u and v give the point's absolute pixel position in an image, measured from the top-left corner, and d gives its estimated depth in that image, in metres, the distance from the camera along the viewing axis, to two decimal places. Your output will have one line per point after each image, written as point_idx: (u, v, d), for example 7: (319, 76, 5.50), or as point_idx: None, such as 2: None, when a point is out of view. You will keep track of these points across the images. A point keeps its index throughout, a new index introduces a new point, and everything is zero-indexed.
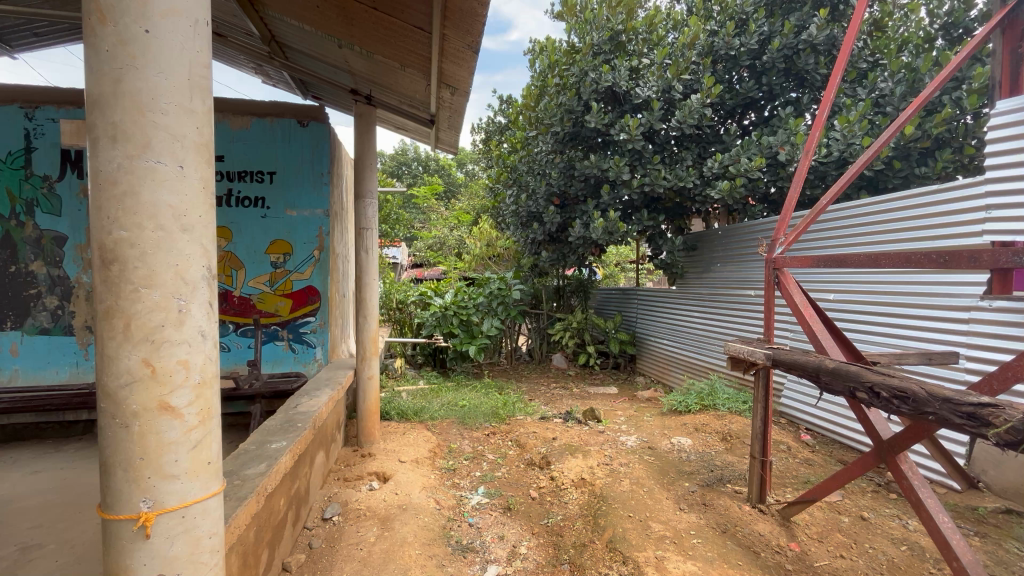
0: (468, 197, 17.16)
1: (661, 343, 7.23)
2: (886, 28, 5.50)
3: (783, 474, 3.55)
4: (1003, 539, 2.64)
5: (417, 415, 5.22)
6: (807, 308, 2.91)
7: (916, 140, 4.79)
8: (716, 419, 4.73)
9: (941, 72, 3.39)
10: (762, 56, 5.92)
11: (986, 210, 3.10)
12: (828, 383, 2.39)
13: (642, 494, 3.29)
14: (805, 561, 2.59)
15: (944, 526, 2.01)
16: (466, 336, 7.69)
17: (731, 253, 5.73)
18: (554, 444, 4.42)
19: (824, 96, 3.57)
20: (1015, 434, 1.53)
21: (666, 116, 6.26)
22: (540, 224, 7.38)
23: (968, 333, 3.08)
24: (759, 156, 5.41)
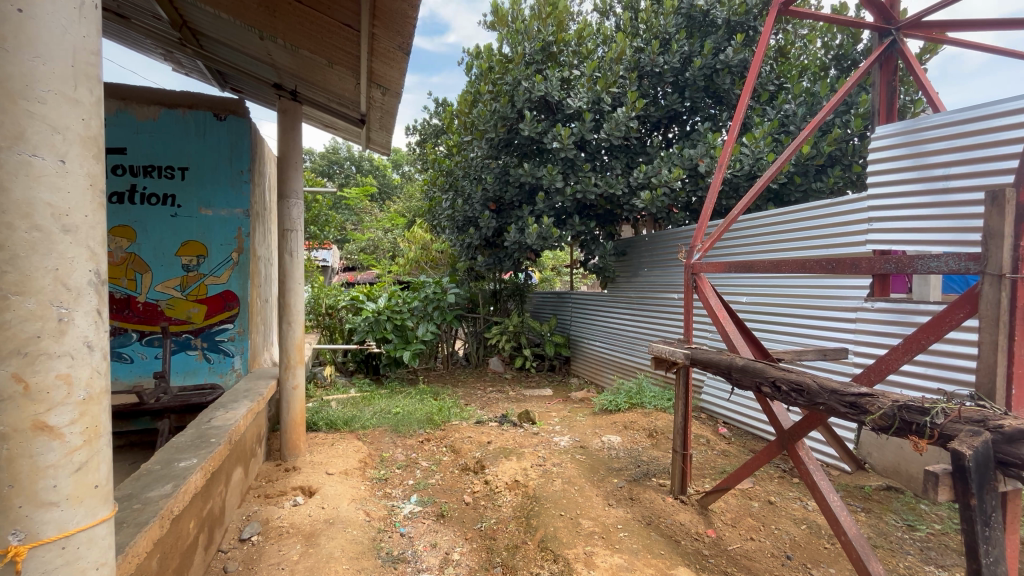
0: (403, 199, 16.84)
1: (593, 344, 7.49)
2: (789, 56, 6.06)
3: (702, 466, 3.80)
4: (884, 512, 2.98)
5: (348, 425, 5.03)
6: (721, 310, 3.13)
7: (813, 157, 5.33)
8: (643, 417, 4.96)
9: (833, 98, 3.78)
10: (683, 74, 6.33)
11: (868, 221, 3.50)
12: (738, 379, 2.60)
13: (573, 493, 3.38)
14: (720, 546, 2.78)
15: (834, 504, 2.23)
16: (400, 342, 7.52)
17: (657, 258, 6.04)
18: (489, 447, 4.42)
19: (735, 114, 3.84)
20: (886, 419, 1.74)
21: (596, 126, 6.50)
22: (475, 228, 7.40)
23: (854, 331, 3.47)
24: (679, 167, 5.78)
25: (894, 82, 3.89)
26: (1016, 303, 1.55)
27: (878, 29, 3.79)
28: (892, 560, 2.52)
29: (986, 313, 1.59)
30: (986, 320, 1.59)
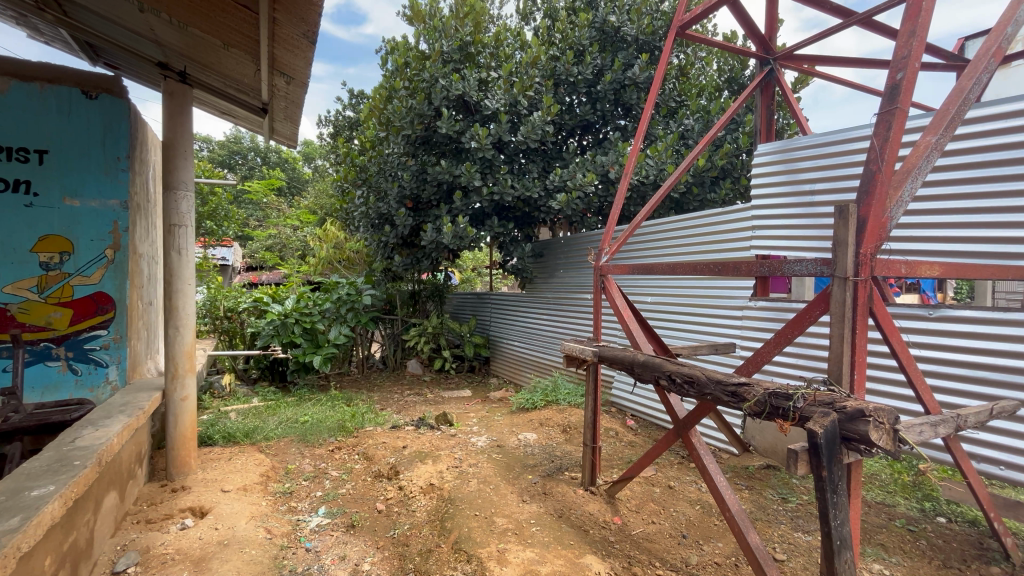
0: (315, 195, 15.97)
1: (512, 344, 7.60)
2: (690, 75, 6.58)
3: (610, 457, 4.01)
4: (763, 488, 3.35)
5: (248, 437, 4.67)
6: (626, 310, 3.32)
7: (708, 170, 5.84)
8: (557, 413, 5.13)
9: (723, 117, 4.16)
10: (596, 85, 6.65)
11: (752, 228, 3.88)
12: (640, 373, 2.78)
13: (488, 492, 3.41)
14: (624, 531, 2.95)
15: (721, 485, 2.46)
16: (310, 346, 7.10)
17: (572, 259, 6.28)
18: (404, 452, 4.33)
19: (639, 127, 4.09)
20: (759, 406, 1.97)
21: (514, 129, 6.61)
22: (391, 227, 7.18)
23: (740, 327, 3.85)
24: (591, 172, 6.06)
25: (772, 106, 4.38)
26: (857, 300, 1.82)
27: (759, 58, 4.25)
28: (768, 530, 2.83)
29: (835, 310, 1.84)
30: (835, 317, 1.84)
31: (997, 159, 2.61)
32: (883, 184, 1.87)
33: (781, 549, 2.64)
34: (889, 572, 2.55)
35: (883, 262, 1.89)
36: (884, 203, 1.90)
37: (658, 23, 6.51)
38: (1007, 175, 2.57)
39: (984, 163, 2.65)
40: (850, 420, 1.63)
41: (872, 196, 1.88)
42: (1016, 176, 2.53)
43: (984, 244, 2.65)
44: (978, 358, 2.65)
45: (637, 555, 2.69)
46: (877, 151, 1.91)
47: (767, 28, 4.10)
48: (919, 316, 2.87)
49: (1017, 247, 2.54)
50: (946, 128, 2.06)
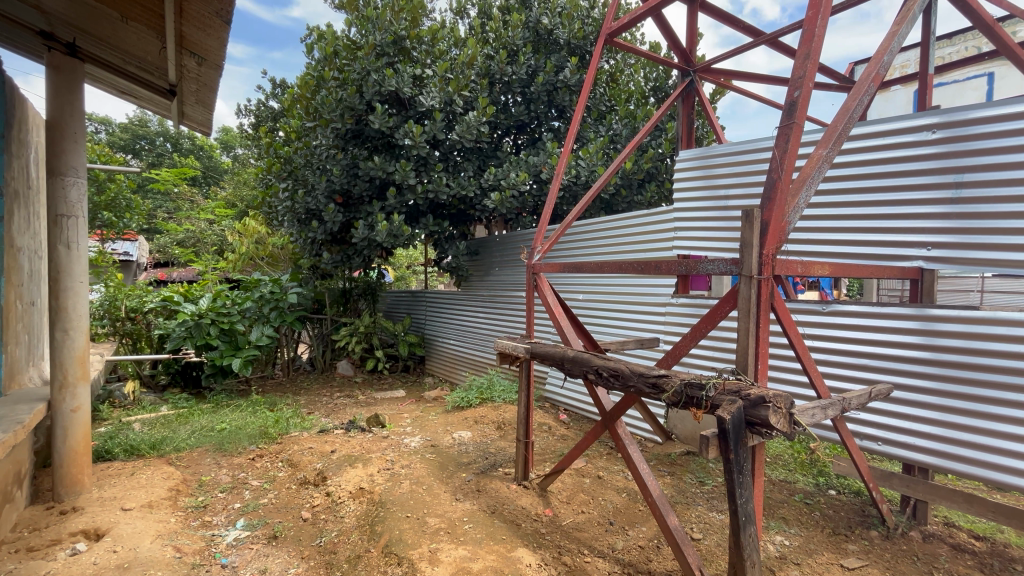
0: (234, 185, 14.89)
1: (448, 342, 7.55)
2: (619, 81, 6.85)
3: (543, 451, 4.10)
4: (683, 473, 3.58)
5: (155, 449, 4.28)
6: (558, 307, 3.40)
7: (635, 173, 6.13)
8: (492, 411, 5.17)
9: (648, 123, 4.35)
10: (530, 86, 6.74)
11: (673, 230, 4.13)
12: (570, 369, 2.87)
13: (421, 492, 3.37)
14: (555, 522, 3.04)
15: (644, 472, 2.59)
16: (228, 348, 6.62)
17: (506, 258, 6.33)
18: (332, 457, 4.15)
19: (571, 128, 4.19)
20: (677, 396, 2.10)
21: (448, 127, 6.55)
22: (319, 222, 6.85)
23: (663, 322, 4.08)
24: (525, 172, 6.15)
25: (692, 116, 4.67)
26: (761, 297, 1.99)
27: (680, 69, 4.50)
28: (687, 512, 3.03)
29: (742, 306, 2.01)
30: (742, 313, 2.00)
31: (878, 172, 2.94)
32: (784, 192, 2.05)
33: (697, 529, 2.84)
34: (788, 542, 2.83)
35: (783, 263, 2.08)
36: (784, 208, 2.09)
37: (588, 29, 6.72)
38: (883, 186, 2.92)
39: (865, 174, 2.99)
40: (753, 406, 1.79)
41: (774, 202, 2.06)
42: (889, 186, 2.89)
43: (865, 246, 3.01)
44: (861, 347, 3.00)
45: (567, 545, 2.77)
46: (778, 161, 2.09)
47: (688, 42, 4.36)
48: (813, 310, 3.20)
49: (890, 248, 2.90)
50: (835, 143, 2.30)
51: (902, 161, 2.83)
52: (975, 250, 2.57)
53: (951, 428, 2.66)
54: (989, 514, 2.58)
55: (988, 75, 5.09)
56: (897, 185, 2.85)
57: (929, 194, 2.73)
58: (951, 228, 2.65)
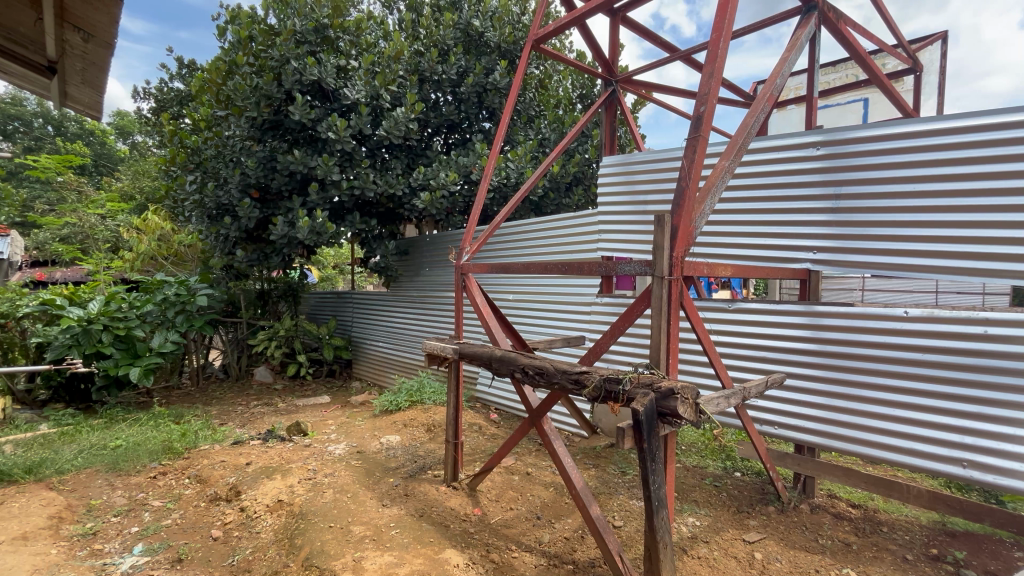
0: (131, 175, 13.45)
1: (376, 344, 7.33)
2: (548, 87, 7.03)
3: (473, 451, 4.11)
4: (607, 464, 3.76)
5: (32, 473, 3.78)
6: (486, 308, 3.42)
7: (564, 177, 6.32)
8: (422, 413, 5.09)
9: (573, 129, 4.49)
10: (459, 86, 6.73)
11: (598, 231, 4.31)
12: (497, 368, 2.91)
13: (345, 501, 3.25)
14: (483, 521, 3.06)
15: (568, 465, 2.68)
16: (124, 357, 5.94)
17: (436, 258, 6.26)
18: (247, 470, 3.89)
19: (499, 130, 4.23)
20: (597, 391, 2.20)
21: (374, 123, 6.36)
22: (233, 219, 6.38)
23: (589, 320, 4.25)
24: (454, 172, 6.13)
25: (615, 124, 4.90)
26: (671, 296, 2.14)
27: (604, 78, 4.71)
28: (609, 501, 3.19)
29: (655, 304, 2.15)
30: (656, 311, 2.14)
31: (772, 183, 3.26)
32: (690, 199, 2.22)
33: (618, 517, 2.98)
34: (698, 522, 3.06)
35: (691, 264, 2.25)
36: (691, 213, 2.25)
37: (518, 34, 6.83)
38: (777, 196, 3.24)
39: (762, 184, 3.30)
40: (664, 397, 1.92)
41: (682, 207, 2.22)
42: (782, 195, 3.21)
43: (763, 249, 3.33)
44: (760, 341, 3.32)
45: (494, 543, 2.80)
46: (686, 170, 2.25)
47: (611, 53, 4.57)
48: (720, 308, 3.49)
49: (784, 251, 3.22)
50: (736, 155, 2.51)
51: (793, 174, 3.17)
52: (851, 254, 2.94)
53: (833, 411, 3.02)
54: (863, 484, 2.96)
55: (863, 100, 5.80)
56: (789, 194, 3.18)
57: (814, 203, 3.08)
58: (832, 234, 3.00)
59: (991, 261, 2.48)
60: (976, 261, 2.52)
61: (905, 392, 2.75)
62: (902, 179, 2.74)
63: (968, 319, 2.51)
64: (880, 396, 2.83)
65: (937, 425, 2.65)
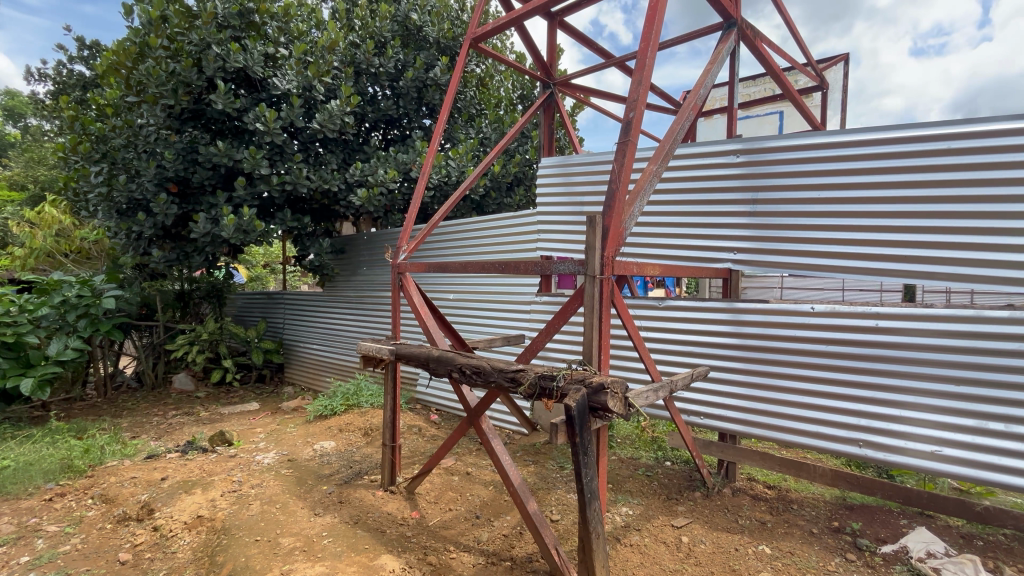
0: (22, 163, 11.99)
1: (310, 347, 7.01)
2: (489, 86, 7.04)
3: (412, 454, 4.04)
4: (546, 460, 3.83)
5: None
6: (424, 307, 3.37)
7: (505, 176, 6.36)
8: (359, 417, 4.93)
9: (512, 129, 4.51)
10: (398, 81, 6.58)
11: (537, 231, 4.37)
12: (435, 368, 2.88)
13: (273, 513, 3.10)
14: (421, 524, 3.02)
15: (506, 462, 2.70)
16: (13, 367, 5.29)
17: (374, 257, 6.08)
18: (162, 485, 3.59)
19: (437, 127, 4.18)
20: (532, 388, 2.23)
21: (307, 115, 6.08)
22: (146, 214, 5.86)
23: (529, 319, 4.30)
24: (393, 169, 5.98)
25: (553, 126, 4.99)
26: (602, 295, 2.22)
27: (542, 81, 4.78)
28: (547, 496, 3.25)
29: (587, 303, 2.22)
30: (588, 309, 2.21)
31: (697, 188, 3.46)
32: (621, 201, 2.30)
33: (556, 511, 3.05)
34: (631, 511, 3.20)
35: (621, 264, 2.34)
36: (621, 215, 2.34)
37: (457, 30, 6.79)
38: (702, 199, 3.44)
39: (688, 188, 3.50)
40: (595, 392, 1.98)
41: (613, 209, 2.31)
42: (706, 199, 3.41)
43: (689, 250, 3.52)
44: (687, 337, 3.50)
45: (432, 545, 2.77)
46: (617, 173, 2.33)
47: (549, 57, 4.65)
48: (651, 306, 3.65)
49: (708, 252, 3.43)
50: (663, 160, 2.64)
51: (716, 179, 3.37)
52: (766, 255, 3.18)
53: (751, 400, 3.25)
54: (777, 466, 3.21)
55: (779, 113, 6.30)
56: (712, 198, 3.39)
57: (734, 208, 3.30)
58: (750, 236, 3.23)
59: (881, 262, 2.79)
60: (870, 261, 2.82)
61: (812, 381, 3.02)
62: (808, 186, 3.00)
63: (864, 313, 2.80)
64: (791, 385, 3.09)
65: (838, 410, 2.94)
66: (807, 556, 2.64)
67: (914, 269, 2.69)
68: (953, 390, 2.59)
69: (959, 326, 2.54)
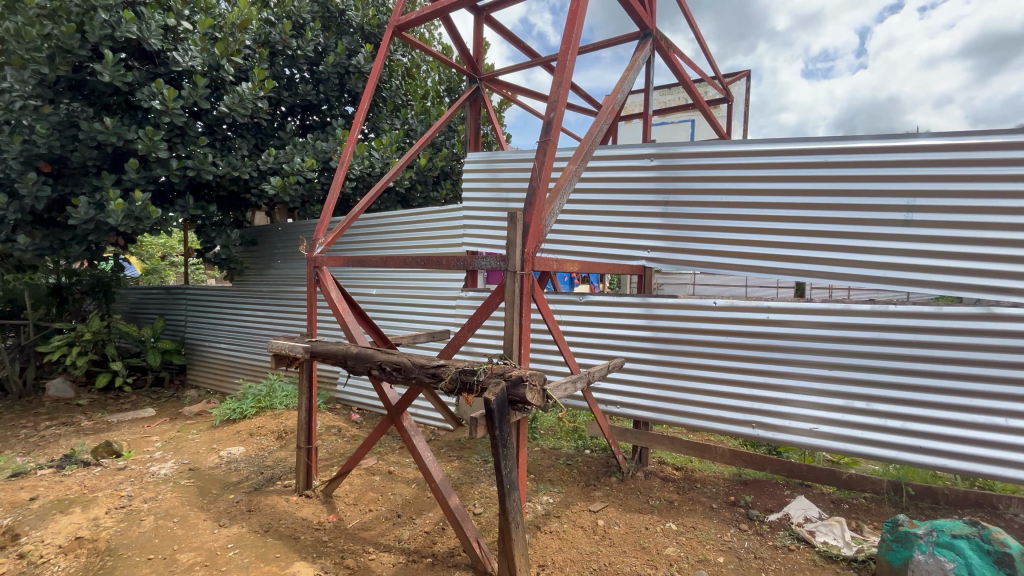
0: None
1: (217, 346, 6.46)
2: (415, 77, 6.89)
3: (330, 456, 3.88)
4: (470, 455, 3.85)
5: None
6: (342, 302, 3.23)
7: (431, 170, 6.26)
8: (271, 420, 4.64)
9: (438, 122, 4.44)
10: (318, 66, 6.24)
11: (462, 227, 4.36)
12: (353, 366, 2.78)
13: (170, 528, 2.85)
14: (339, 527, 2.91)
15: (428, 458, 2.66)
16: None
17: (289, 249, 5.72)
18: (31, 506, 3.15)
19: (358, 116, 4.02)
20: (453, 383, 2.23)
21: (214, 96, 5.58)
22: (10, 196, 5.06)
23: (454, 314, 4.28)
24: (312, 158, 5.66)
25: (479, 122, 4.99)
26: (523, 289, 2.27)
27: (468, 75, 4.75)
28: (472, 490, 3.27)
29: (509, 298, 2.25)
30: (509, 304, 2.24)
31: (616, 188, 3.62)
32: (541, 199, 2.36)
33: (479, 504, 3.08)
34: (552, 500, 3.31)
35: (541, 260, 2.39)
36: (542, 212, 2.40)
37: (383, 17, 6.56)
38: (621, 199, 3.61)
39: (607, 188, 3.66)
40: (514, 385, 2.02)
41: (534, 206, 2.36)
42: (623, 199, 3.59)
43: (608, 248, 3.69)
44: (606, 331, 3.67)
45: (350, 547, 2.68)
46: (538, 171, 2.38)
47: (475, 52, 4.64)
48: (572, 301, 3.78)
49: (625, 249, 3.61)
50: (582, 160, 2.73)
51: (632, 181, 3.56)
52: (677, 253, 3.41)
53: (662, 389, 3.48)
54: (684, 449, 3.46)
55: (690, 121, 6.76)
56: (629, 199, 3.57)
57: (649, 209, 3.51)
58: (663, 236, 3.45)
59: (772, 261, 3.11)
60: (765, 261, 3.12)
61: (714, 369, 3.30)
62: (713, 190, 3.27)
63: (758, 307, 3.11)
64: (695, 373, 3.35)
65: (736, 395, 3.24)
66: (707, 529, 2.89)
67: (799, 268, 3.03)
68: (827, 374, 2.95)
69: (834, 317, 2.90)
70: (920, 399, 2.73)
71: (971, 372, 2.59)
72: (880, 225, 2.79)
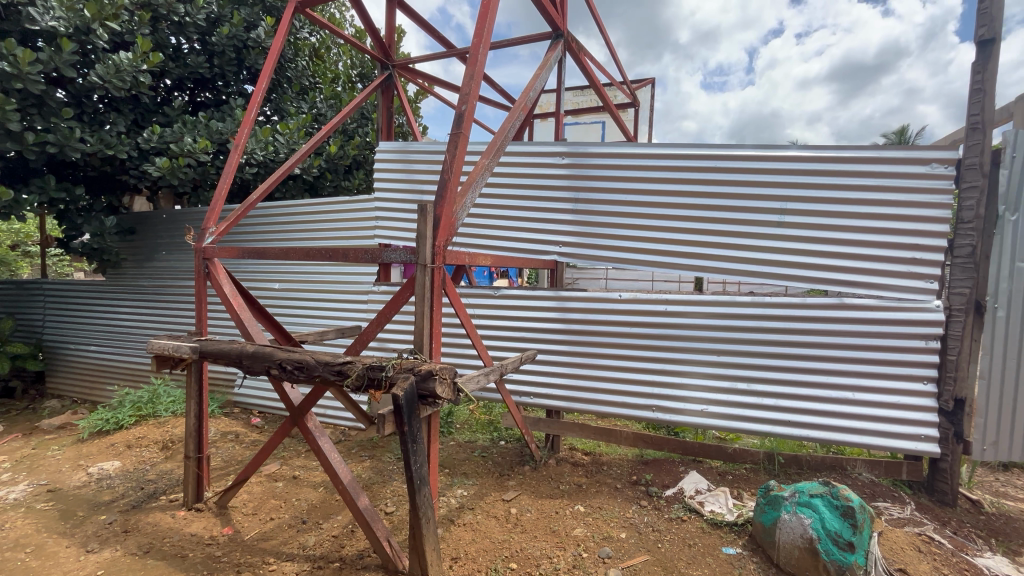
0: None
1: (86, 349, 5.66)
2: (323, 58, 6.49)
3: (226, 464, 3.58)
4: (383, 453, 3.74)
5: None
6: (237, 298, 2.97)
7: (342, 158, 5.94)
8: (154, 429, 4.16)
9: (346, 108, 4.22)
10: (210, 36, 5.63)
11: (374, 218, 4.21)
12: (250, 366, 2.57)
13: (21, 560, 2.46)
14: (234, 539, 2.69)
15: (336, 461, 2.54)
16: None
17: (176, 239, 5.14)
18: None
19: (256, 96, 3.70)
20: (360, 379, 2.15)
21: (83, 63, 4.83)
22: None
23: (365, 309, 4.12)
24: (205, 139, 5.11)
25: (391, 110, 4.83)
26: (434, 283, 2.24)
27: (379, 61, 4.56)
28: (384, 489, 3.19)
29: (419, 291, 2.21)
30: (419, 298, 2.20)
31: (529, 185, 3.70)
32: (452, 192, 2.32)
33: (391, 503, 3.01)
34: (466, 492, 3.32)
35: (453, 253, 2.37)
36: (453, 205, 2.37)
37: None
38: (535, 194, 3.69)
39: (521, 184, 3.72)
40: (423, 380, 1.99)
41: (445, 199, 2.32)
42: (536, 195, 3.68)
43: (522, 243, 3.76)
44: (520, 324, 3.74)
45: (247, 560, 2.49)
46: (449, 163, 2.35)
47: (388, 37, 4.46)
48: (487, 295, 3.81)
49: (537, 244, 3.70)
50: (494, 155, 2.75)
51: (544, 178, 3.66)
52: (586, 248, 3.57)
53: (573, 379, 3.63)
54: (592, 435, 3.65)
55: (601, 123, 7.08)
56: (542, 195, 3.66)
57: (560, 205, 3.63)
58: (573, 231, 3.59)
59: (670, 257, 3.37)
60: (664, 257, 3.38)
61: (620, 359, 3.50)
62: (618, 190, 3.46)
63: (658, 299, 3.35)
64: (603, 362, 3.54)
65: (638, 381, 3.47)
66: (612, 508, 3.07)
67: (692, 264, 3.31)
68: (716, 359, 3.26)
69: (721, 308, 3.22)
70: (789, 379, 3.11)
71: (828, 354, 3.01)
72: (759, 226, 3.13)
